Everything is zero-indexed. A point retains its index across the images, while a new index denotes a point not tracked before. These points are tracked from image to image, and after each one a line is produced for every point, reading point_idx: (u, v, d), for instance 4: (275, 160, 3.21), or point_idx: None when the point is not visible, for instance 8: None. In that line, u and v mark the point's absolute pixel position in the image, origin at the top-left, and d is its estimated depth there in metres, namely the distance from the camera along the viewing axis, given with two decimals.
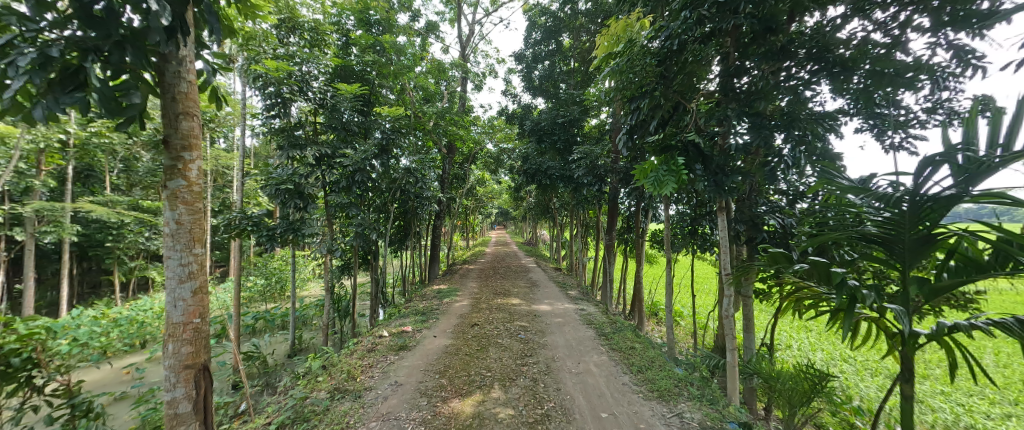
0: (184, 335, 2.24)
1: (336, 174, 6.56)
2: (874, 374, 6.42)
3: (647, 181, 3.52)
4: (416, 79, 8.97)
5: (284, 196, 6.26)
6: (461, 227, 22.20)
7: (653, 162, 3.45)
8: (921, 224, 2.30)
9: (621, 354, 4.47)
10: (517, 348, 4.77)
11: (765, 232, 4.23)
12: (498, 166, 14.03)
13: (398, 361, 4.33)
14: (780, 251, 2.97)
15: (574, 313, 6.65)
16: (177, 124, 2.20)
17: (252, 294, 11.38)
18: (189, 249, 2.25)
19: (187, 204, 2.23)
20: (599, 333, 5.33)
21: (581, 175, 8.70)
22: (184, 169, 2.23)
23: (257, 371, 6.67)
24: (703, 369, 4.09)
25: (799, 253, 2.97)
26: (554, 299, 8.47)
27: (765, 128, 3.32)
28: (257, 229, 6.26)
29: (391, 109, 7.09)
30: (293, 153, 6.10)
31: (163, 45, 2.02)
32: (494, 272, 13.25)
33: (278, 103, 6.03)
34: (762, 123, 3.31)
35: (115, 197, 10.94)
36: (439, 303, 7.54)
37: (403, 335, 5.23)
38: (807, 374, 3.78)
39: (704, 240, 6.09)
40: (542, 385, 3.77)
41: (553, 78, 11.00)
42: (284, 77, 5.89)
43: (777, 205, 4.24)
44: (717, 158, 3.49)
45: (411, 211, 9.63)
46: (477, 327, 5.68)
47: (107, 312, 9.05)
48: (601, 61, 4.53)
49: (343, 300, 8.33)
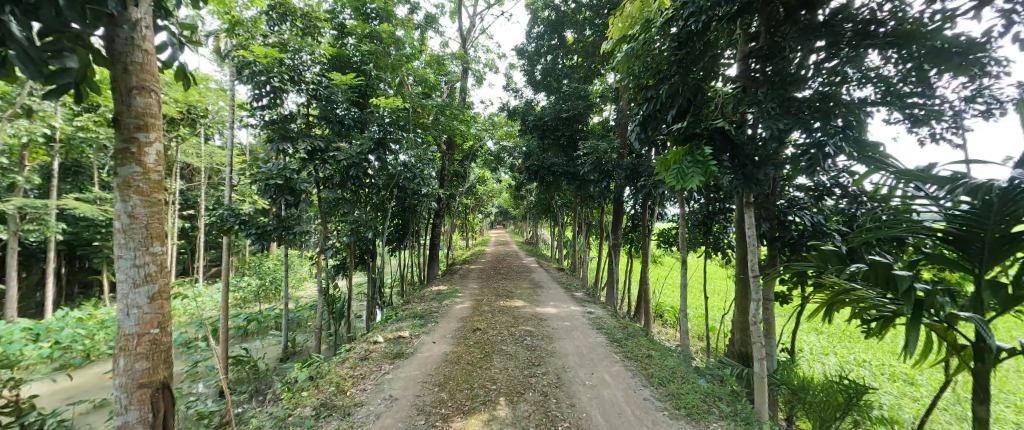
0: (139, 349, 1.90)
1: (331, 168, 6.21)
2: (892, 379, 6.18)
3: (670, 173, 3.16)
4: (416, 72, 8.69)
5: (274, 192, 5.86)
6: (461, 226, 21.84)
7: (678, 152, 3.13)
8: (1007, 222, 1.98)
9: (638, 364, 4.13)
10: (523, 356, 4.45)
11: (793, 230, 3.96)
12: (499, 164, 13.71)
13: (394, 371, 3.97)
14: (837, 251, 2.68)
15: (581, 316, 6.32)
16: (130, 100, 1.86)
17: (246, 295, 11.08)
18: (145, 247, 1.92)
19: (141, 194, 1.90)
20: (610, 339, 5.00)
21: (587, 172, 8.35)
22: (140, 153, 1.90)
23: (247, 375, 6.41)
24: (729, 381, 3.74)
25: (856, 253, 2.71)
26: (558, 301, 8.14)
27: (802, 115, 2.95)
28: (245, 227, 5.85)
29: (387, 101, 6.75)
30: (284, 147, 5.75)
31: (111, 6, 1.71)
32: (494, 272, 12.94)
33: (267, 93, 5.68)
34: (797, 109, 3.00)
35: (103, 195, 10.57)
36: (438, 305, 7.23)
37: (400, 341, 4.87)
38: (841, 386, 3.47)
39: (717, 239, 5.83)
40: (554, 401, 3.44)
41: (556, 73, 10.68)
42: (274, 63, 5.54)
43: (807, 201, 3.97)
44: (746, 147, 3.15)
45: (410, 209, 9.32)
46: (479, 332, 5.35)
47: (94, 313, 8.71)
48: (614, 44, 4.18)
49: (339, 300, 8.00)
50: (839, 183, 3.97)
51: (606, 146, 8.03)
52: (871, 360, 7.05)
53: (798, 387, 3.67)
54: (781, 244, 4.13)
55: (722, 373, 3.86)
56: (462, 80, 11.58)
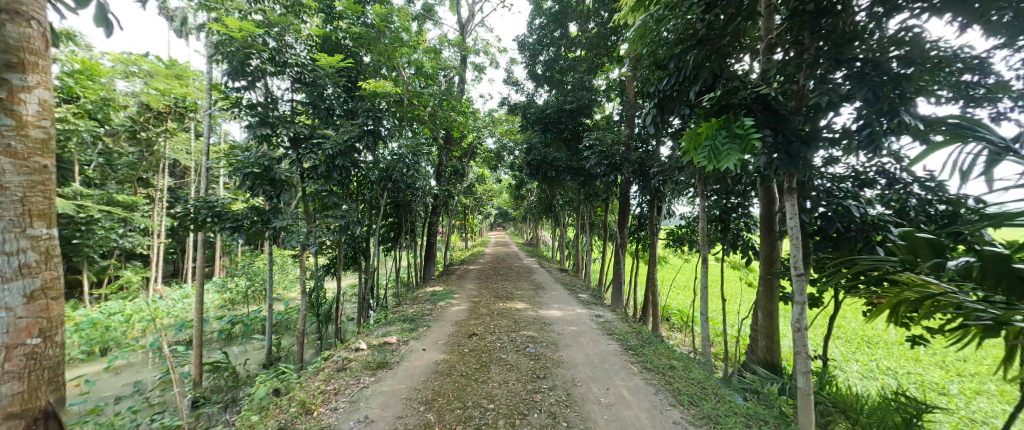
0: (9, 367, 1.74)
1: (316, 158, 5.70)
2: (920, 387, 6.00)
3: (700, 153, 2.67)
4: (412, 61, 8.24)
5: (251, 182, 5.32)
6: (459, 227, 21.42)
7: (712, 125, 2.62)
8: None
9: (661, 377, 3.62)
10: (525, 366, 3.95)
11: (839, 223, 3.48)
12: (499, 161, 13.29)
13: (374, 385, 3.47)
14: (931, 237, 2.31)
15: (589, 320, 5.80)
16: (2, 30, 1.76)
17: (234, 296, 10.60)
18: (18, 228, 1.78)
19: (14, 156, 1.77)
20: (624, 346, 4.48)
21: (593, 165, 7.67)
22: (12, 100, 1.79)
23: (225, 383, 5.93)
24: (773, 399, 3.26)
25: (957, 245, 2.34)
26: (563, 303, 7.63)
27: (869, 78, 2.47)
28: (220, 221, 5.32)
29: (376, 83, 6.17)
30: (263, 133, 5.16)
31: None
32: (493, 273, 12.44)
33: (242, 73, 5.17)
34: (865, 73, 2.51)
35: (82, 189, 10.09)
36: (433, 308, 6.73)
37: (385, 348, 4.35)
38: (900, 403, 3.06)
39: (736, 235, 5.41)
40: (564, 425, 2.94)
41: (558, 66, 10.21)
42: (250, 40, 5.07)
43: (848, 188, 3.52)
44: (796, 119, 2.66)
45: (404, 206, 8.81)
46: (476, 337, 4.85)
47: (71, 316, 8.27)
48: (628, 10, 3.70)
49: (326, 302, 7.48)
50: (883, 170, 3.53)
51: (613, 137, 7.52)
52: (896, 368, 6.88)
53: (847, 406, 3.21)
54: (821, 237, 3.69)
55: (762, 388, 3.44)
56: (461, 73, 11.16)
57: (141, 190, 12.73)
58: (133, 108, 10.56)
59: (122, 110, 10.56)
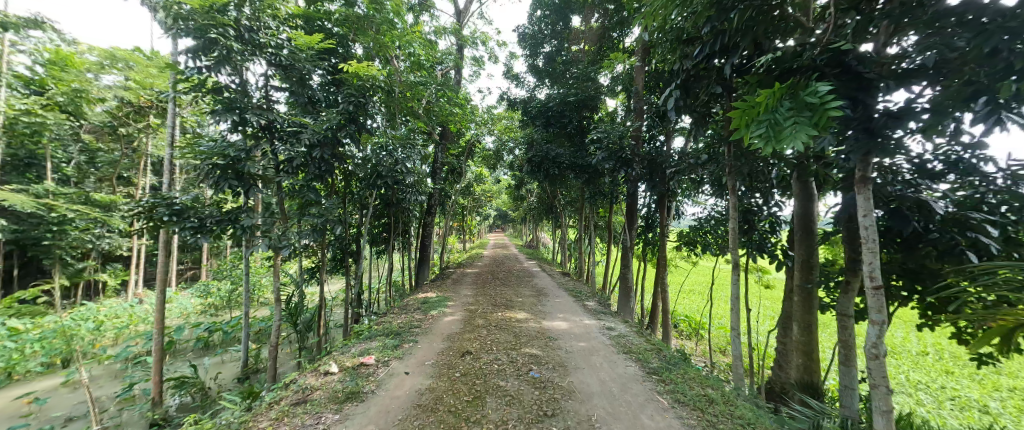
0: None
1: (293, 150, 5.10)
2: (960, 405, 5.43)
3: (755, 131, 2.15)
4: (405, 50, 7.65)
5: (217, 177, 4.71)
6: (457, 228, 20.69)
7: (771, 95, 2.09)
8: None
9: (696, 415, 3.04)
10: (528, 398, 3.34)
11: (914, 222, 2.95)
12: (499, 160, 12.65)
13: (338, 427, 2.87)
14: None
15: (600, 334, 5.21)
16: None
17: (216, 301, 9.97)
18: None
19: None
20: (646, 370, 3.88)
21: (600, 161, 7.07)
22: None
23: (192, 401, 5.32)
24: None
25: None
26: (568, 311, 7.02)
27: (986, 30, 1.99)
28: (179, 221, 4.70)
29: (359, 65, 5.50)
30: (227, 120, 4.55)
31: None
32: (492, 277, 11.78)
33: (204, 48, 4.49)
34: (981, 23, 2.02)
35: (53, 188, 9.49)
36: (421, 318, 6.10)
37: (360, 372, 3.75)
38: None
39: (762, 237, 4.77)
40: None
41: (560, 58, 9.65)
42: (214, 13, 4.45)
43: (917, 179, 3.06)
44: (885, 87, 2.18)
45: (394, 206, 8.18)
46: (469, 357, 4.24)
47: (36, 323, 7.66)
48: None
49: (309, 309, 6.84)
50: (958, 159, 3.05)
51: (622, 130, 6.92)
52: (927, 381, 6.30)
53: None
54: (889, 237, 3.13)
55: None
56: (458, 67, 10.56)
57: (120, 189, 12.07)
58: (111, 102, 9.70)
59: (98, 103, 9.77)
